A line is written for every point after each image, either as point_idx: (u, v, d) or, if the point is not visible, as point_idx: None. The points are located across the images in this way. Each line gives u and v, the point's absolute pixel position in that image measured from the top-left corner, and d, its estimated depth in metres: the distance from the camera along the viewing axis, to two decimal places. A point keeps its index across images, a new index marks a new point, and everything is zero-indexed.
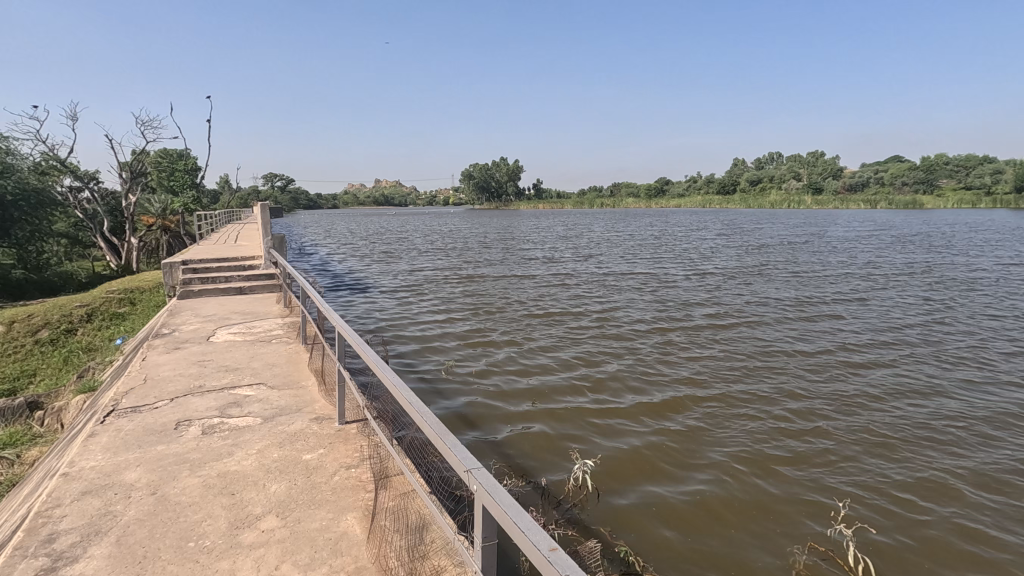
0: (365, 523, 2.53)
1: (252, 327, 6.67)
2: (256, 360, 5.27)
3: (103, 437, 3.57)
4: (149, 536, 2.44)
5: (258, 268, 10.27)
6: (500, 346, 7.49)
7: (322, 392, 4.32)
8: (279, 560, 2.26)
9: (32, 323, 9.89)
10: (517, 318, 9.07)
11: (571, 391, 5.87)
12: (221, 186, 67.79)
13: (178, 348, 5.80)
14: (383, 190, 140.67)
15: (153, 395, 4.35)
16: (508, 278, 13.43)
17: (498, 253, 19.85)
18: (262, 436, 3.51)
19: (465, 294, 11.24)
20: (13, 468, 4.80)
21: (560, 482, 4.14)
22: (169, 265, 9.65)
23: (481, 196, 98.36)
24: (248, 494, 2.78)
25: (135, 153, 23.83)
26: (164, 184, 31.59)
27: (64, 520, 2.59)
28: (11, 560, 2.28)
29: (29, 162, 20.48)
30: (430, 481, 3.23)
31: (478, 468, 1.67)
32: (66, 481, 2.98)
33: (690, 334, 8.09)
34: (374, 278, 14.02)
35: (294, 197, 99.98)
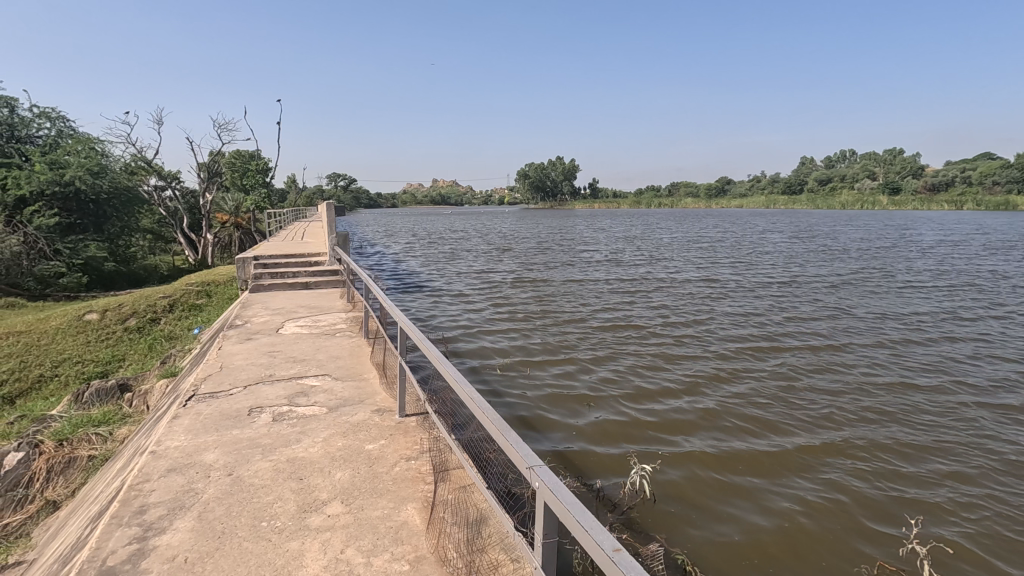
0: (424, 514, 2.59)
1: (317, 321, 6.98)
2: (321, 352, 5.51)
3: (185, 419, 3.84)
4: (227, 514, 2.60)
5: (323, 264, 10.72)
6: (555, 354, 7.54)
7: (383, 385, 4.45)
8: (344, 544, 2.36)
9: (122, 311, 10.72)
10: (573, 326, 9.07)
11: (625, 402, 5.86)
12: (290, 184, 71.41)
13: (251, 339, 6.15)
14: (441, 189, 143.54)
15: (228, 382, 4.63)
16: (564, 282, 13.45)
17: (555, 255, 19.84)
18: (327, 425, 3.66)
19: (521, 299, 11.33)
20: (107, 444, 5.22)
21: (615, 489, 4.14)
22: (242, 260, 10.23)
23: (537, 196, 98.48)
24: (315, 480, 2.92)
25: (213, 153, 25.40)
26: (238, 183, 33.46)
27: (153, 494, 2.81)
28: (109, 529, 2.50)
29: (121, 162, 22.22)
30: (489, 476, 3.27)
31: (540, 466, 1.68)
32: (153, 458, 3.23)
33: (752, 348, 7.85)
34: (433, 280, 14.37)
35: (356, 197, 103.81)
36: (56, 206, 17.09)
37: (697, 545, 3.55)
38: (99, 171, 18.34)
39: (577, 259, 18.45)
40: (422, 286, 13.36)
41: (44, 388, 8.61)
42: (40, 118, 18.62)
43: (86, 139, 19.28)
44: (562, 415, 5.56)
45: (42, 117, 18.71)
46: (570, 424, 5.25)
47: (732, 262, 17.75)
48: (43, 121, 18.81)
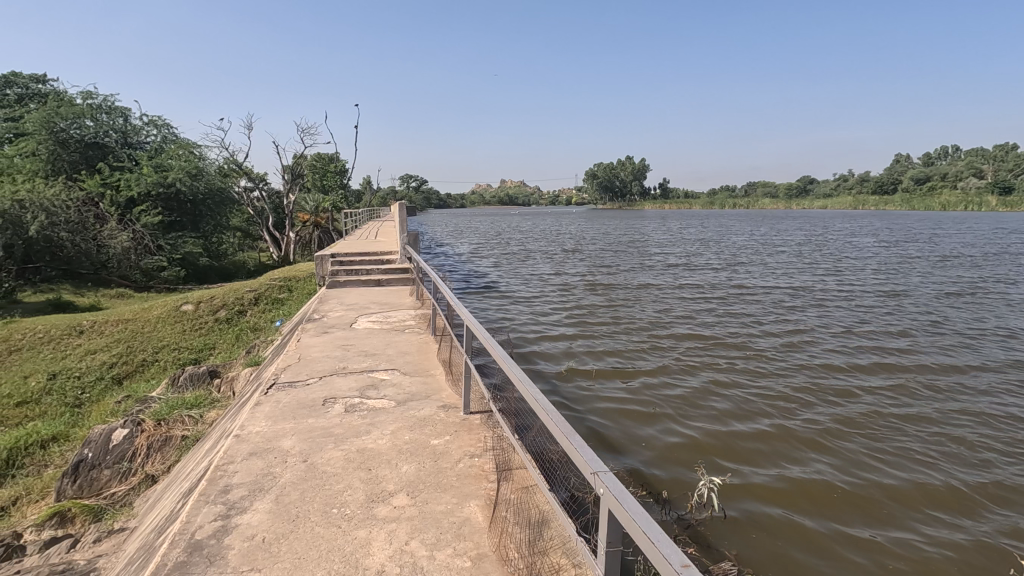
0: (487, 512, 2.61)
1: (388, 317, 7.22)
2: (391, 347, 5.70)
3: (266, 406, 4.08)
4: (300, 499, 2.74)
5: (395, 263, 11.10)
6: (622, 359, 7.41)
7: (448, 381, 4.54)
8: (408, 536, 2.42)
9: (213, 303, 11.57)
10: (640, 332, 8.88)
11: (694, 411, 5.65)
12: (366, 186, 74.60)
13: (327, 332, 6.46)
14: (509, 190, 145.02)
15: (305, 372, 4.89)
16: (632, 286, 13.19)
17: (623, 258, 19.51)
18: (395, 418, 3.78)
19: (587, 303, 11.22)
20: (198, 425, 5.66)
21: (682, 498, 4.04)
22: (321, 257, 10.77)
23: (605, 196, 97.34)
24: (382, 471, 3.01)
25: (296, 156, 26.97)
26: (318, 184, 35.30)
27: (236, 475, 3.00)
28: (199, 504, 2.70)
29: (216, 165, 24.02)
30: (552, 479, 3.23)
31: (605, 472, 1.64)
32: (237, 441, 3.46)
33: (834, 361, 7.39)
34: (500, 281, 14.51)
35: (427, 198, 106.80)
36: (160, 206, 18.74)
37: (769, 563, 3.39)
38: (196, 173, 19.90)
39: (646, 263, 18.05)
40: (489, 287, 13.57)
41: (146, 371, 9.48)
42: (148, 126, 20.49)
43: (186, 144, 21.01)
44: (627, 419, 5.50)
45: (150, 125, 20.57)
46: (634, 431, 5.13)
47: (814, 268, 16.72)
48: (151, 129, 20.66)
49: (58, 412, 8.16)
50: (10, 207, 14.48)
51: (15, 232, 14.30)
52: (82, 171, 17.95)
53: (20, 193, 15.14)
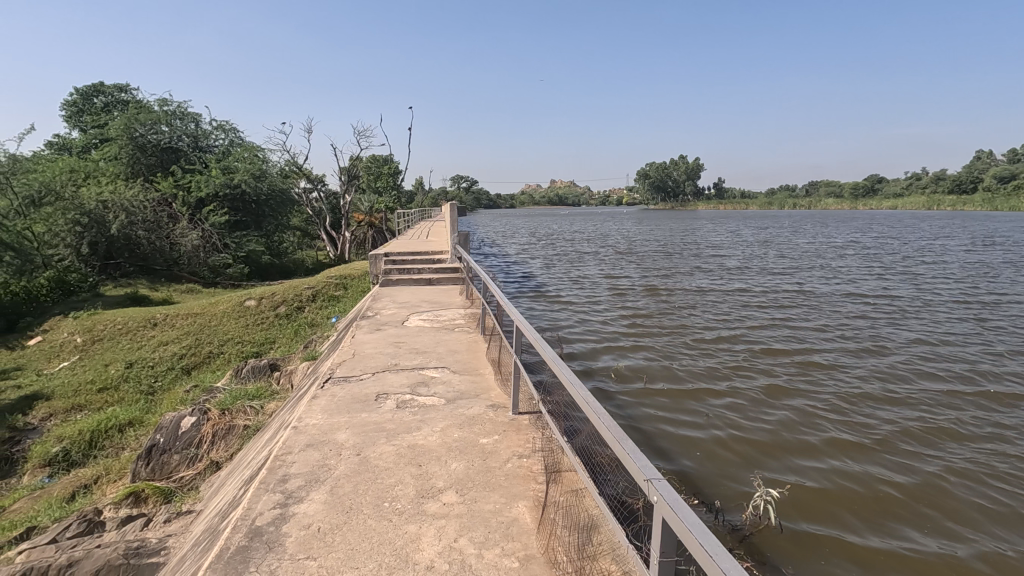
0: (535, 513, 2.60)
1: (438, 316, 7.33)
2: (441, 345, 5.78)
3: (322, 399, 4.23)
4: (354, 491, 2.81)
5: (445, 262, 11.26)
6: (673, 363, 7.24)
7: (497, 381, 4.55)
8: (457, 534, 2.44)
9: (274, 299, 12.09)
10: (693, 336, 8.63)
11: (749, 418, 5.47)
12: (418, 186, 76.17)
13: (379, 329, 6.63)
14: (559, 191, 144.55)
15: (359, 368, 5.03)
16: (684, 290, 12.87)
17: (675, 260, 19.07)
18: (445, 416, 3.83)
19: (638, 306, 11.00)
20: (258, 415, 5.93)
21: (737, 509, 3.91)
22: (374, 256, 11.06)
23: (657, 196, 95.45)
24: (432, 468, 3.06)
25: (352, 158, 27.81)
26: (372, 186, 36.25)
27: (293, 466, 3.12)
28: (259, 492, 2.83)
29: (278, 167, 25.10)
30: (600, 484, 3.19)
31: (659, 480, 1.60)
32: (295, 433, 3.60)
33: (903, 372, 6.96)
34: (549, 283, 14.48)
35: (478, 198, 107.92)
36: (227, 206, 19.76)
37: None
38: (260, 175, 20.79)
39: (701, 265, 17.54)
40: (538, 288, 13.57)
41: (212, 363, 10.02)
42: (217, 131, 21.62)
43: (251, 147, 22.04)
44: (679, 424, 5.37)
45: (219, 129, 21.69)
46: (686, 438, 5.02)
47: (885, 273, 15.75)
48: (219, 134, 21.80)
49: (135, 399, 8.76)
50: (94, 207, 15.82)
51: (97, 231, 15.69)
52: (158, 173, 19.20)
53: (103, 194, 16.40)
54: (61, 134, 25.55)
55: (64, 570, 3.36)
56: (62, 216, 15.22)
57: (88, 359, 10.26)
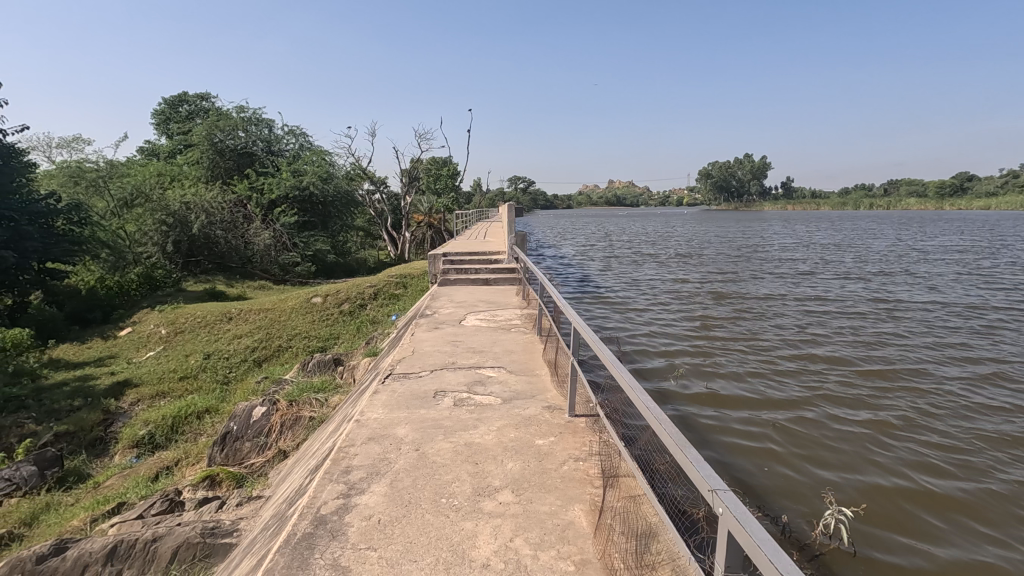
0: (592, 517, 2.57)
1: (495, 316, 7.39)
2: (498, 345, 5.82)
3: (382, 395, 4.35)
4: (412, 485, 2.88)
5: (502, 262, 11.34)
6: (735, 371, 6.99)
7: (554, 382, 4.54)
8: (513, 533, 2.45)
9: (339, 297, 12.58)
10: (758, 344, 8.30)
11: (821, 432, 5.22)
12: (475, 187, 77.25)
13: (438, 327, 6.76)
14: (617, 191, 142.58)
15: (418, 365, 5.15)
16: (748, 295, 12.38)
17: (739, 264, 18.38)
18: (501, 415, 3.85)
19: (698, 312, 10.69)
20: (323, 407, 6.19)
21: (805, 526, 3.73)
22: (433, 256, 11.29)
23: (720, 197, 92.37)
24: (489, 466, 3.08)
25: (414, 160, 28.50)
26: (432, 187, 37.05)
27: (356, 458, 3.23)
28: (324, 482, 2.95)
29: (344, 170, 26.10)
30: (659, 491, 3.10)
31: (724, 490, 1.54)
32: (357, 426, 3.73)
33: (993, 392, 6.41)
34: (606, 286, 14.31)
35: (535, 198, 108.20)
36: (296, 207, 20.77)
37: None
38: (327, 177, 21.70)
39: (766, 270, 16.82)
40: (594, 291, 13.44)
41: (281, 356, 10.54)
42: (289, 136, 22.74)
43: (319, 151, 23.02)
44: (743, 434, 5.19)
45: (290, 134, 22.79)
46: (751, 450, 4.85)
47: (974, 281, 14.55)
48: (291, 138, 22.91)
49: (211, 388, 9.34)
50: (178, 208, 17.03)
51: (180, 231, 16.87)
52: (234, 177, 20.44)
53: (187, 196, 17.60)
54: (151, 139, 27.63)
55: (149, 543, 3.63)
56: (150, 216, 16.54)
57: (171, 349, 11.06)
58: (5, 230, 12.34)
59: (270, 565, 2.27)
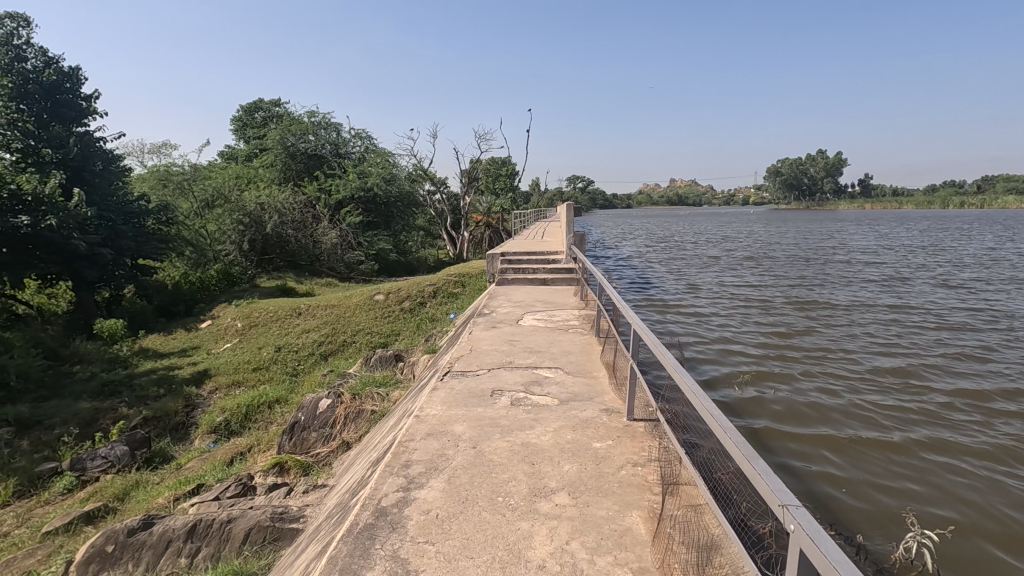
0: (651, 525, 2.51)
1: (553, 316, 7.37)
2: (555, 345, 5.81)
3: (441, 391, 4.44)
4: (470, 482, 2.92)
5: (560, 262, 11.29)
6: (804, 381, 6.65)
7: (612, 385, 4.47)
8: (569, 536, 2.43)
9: (400, 294, 12.94)
10: (829, 354, 7.87)
11: (907, 450, 4.90)
12: (534, 186, 77.32)
13: (495, 326, 6.83)
14: (679, 191, 138.70)
15: (476, 363, 5.21)
16: (819, 302, 11.76)
17: (810, 267, 17.46)
18: (558, 417, 3.83)
19: (764, 318, 10.26)
20: (384, 401, 6.37)
21: (883, 548, 3.52)
22: (492, 255, 11.40)
23: (790, 195, 88.01)
24: (545, 467, 3.08)
25: (473, 161, 28.87)
26: (491, 187, 37.42)
27: (415, 452, 3.31)
28: (385, 475, 3.04)
29: (406, 171, 26.80)
30: (723, 503, 2.98)
31: (796, 506, 1.46)
32: (417, 421, 3.82)
33: None
34: (666, 289, 13.98)
35: (593, 198, 107.10)
36: (361, 207, 21.55)
37: None
38: (390, 178, 22.35)
39: (840, 275, 15.90)
40: (654, 295, 13.17)
41: (346, 351, 10.96)
42: (355, 139, 23.63)
43: (383, 153, 23.75)
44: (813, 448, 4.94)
45: (356, 137, 23.66)
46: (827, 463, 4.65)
47: None
48: (357, 141, 23.77)
49: (282, 379, 9.85)
50: (254, 209, 18.05)
51: (256, 230, 17.88)
52: (305, 178, 21.45)
53: (262, 198, 18.63)
54: (231, 144, 29.46)
55: (225, 524, 3.87)
56: (229, 216, 17.62)
57: (246, 341, 11.74)
58: (104, 229, 13.53)
59: (335, 552, 2.36)
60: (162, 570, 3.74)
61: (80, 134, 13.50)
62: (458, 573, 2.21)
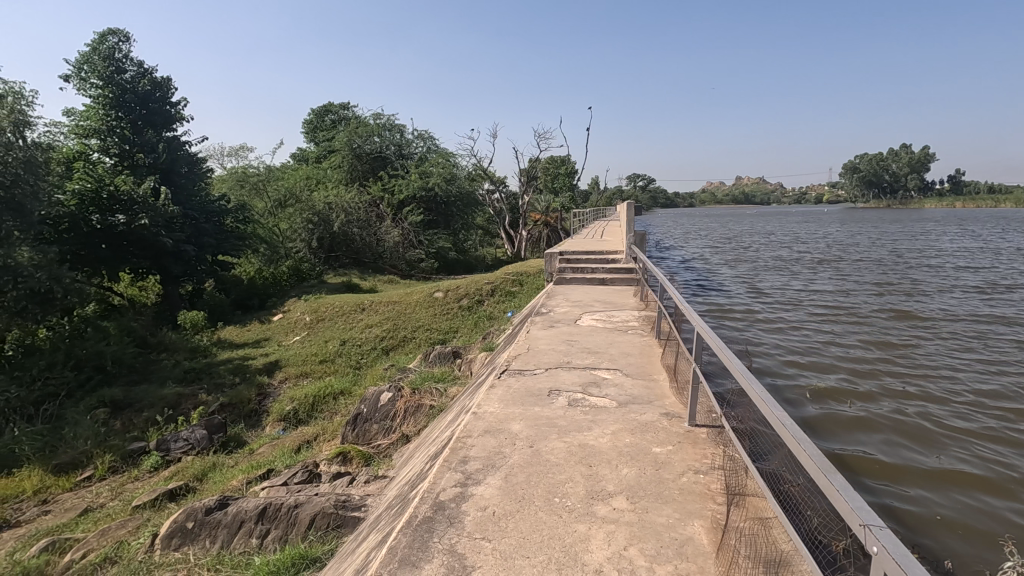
0: (714, 536, 2.41)
1: (611, 317, 7.27)
2: (614, 347, 5.72)
3: (499, 389, 4.46)
4: (526, 482, 2.92)
5: (619, 261, 11.10)
6: (881, 397, 6.24)
7: (673, 388, 4.34)
8: (627, 542, 2.38)
9: (459, 292, 13.15)
10: (912, 368, 7.34)
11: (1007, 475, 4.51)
12: (592, 185, 76.48)
13: (553, 326, 6.80)
14: (746, 189, 133.32)
15: (533, 362, 5.21)
16: (901, 311, 10.97)
17: (891, 272, 16.32)
18: (616, 419, 3.77)
19: (839, 328, 9.70)
20: (442, 397, 6.50)
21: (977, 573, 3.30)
22: (550, 255, 11.37)
23: (868, 193, 82.59)
24: (603, 470, 3.03)
25: (532, 160, 28.88)
26: (549, 186, 37.37)
27: (473, 449, 3.34)
28: (443, 469, 3.09)
29: (466, 171, 27.20)
30: (796, 520, 2.82)
31: (879, 527, 1.36)
32: (474, 418, 3.87)
33: None
34: (730, 293, 13.47)
35: (654, 197, 104.86)
36: (422, 207, 22.07)
37: None
38: (451, 178, 22.75)
39: (925, 281, 14.78)
40: (717, 299, 12.75)
41: (406, 346, 11.25)
42: (418, 140, 24.20)
43: (445, 153, 24.20)
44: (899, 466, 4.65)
45: (418, 138, 24.24)
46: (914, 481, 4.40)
47: None
48: (419, 142, 24.34)
49: (346, 371, 10.24)
50: (323, 208, 18.89)
51: (324, 228, 18.71)
52: (369, 179, 22.23)
53: (330, 198, 19.49)
54: (302, 146, 30.94)
55: (292, 509, 4.06)
56: (299, 216, 18.52)
57: (314, 334, 12.29)
58: (189, 227, 14.53)
59: (394, 543, 2.42)
60: (236, 548, 3.97)
61: (169, 139, 14.51)
62: (515, 572, 2.21)
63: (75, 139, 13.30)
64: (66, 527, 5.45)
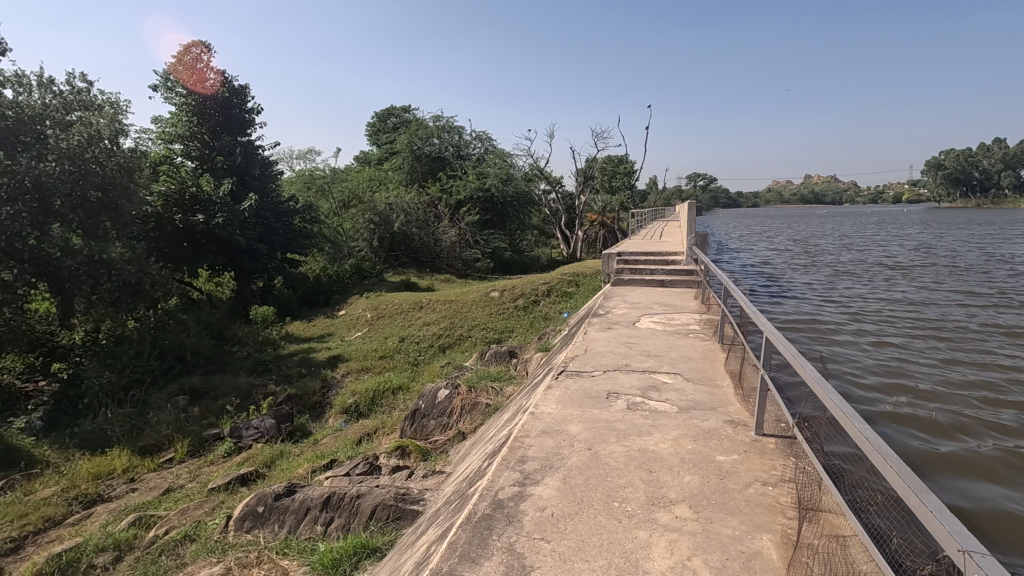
0: (784, 551, 2.30)
1: (671, 319, 7.10)
2: (674, 350, 5.57)
3: (556, 390, 4.44)
4: (584, 484, 2.89)
5: (679, 262, 10.82)
6: (968, 422, 5.78)
7: (738, 395, 4.18)
8: (691, 552, 2.31)
9: (515, 292, 13.19)
10: (1006, 391, 6.78)
11: None
12: (651, 184, 74.86)
13: (611, 327, 6.70)
14: (816, 189, 126.74)
15: (591, 364, 5.16)
16: (991, 326, 10.09)
17: (981, 281, 15.02)
18: (677, 425, 3.67)
19: (920, 342, 9.07)
20: (498, 396, 6.54)
21: None
22: (607, 255, 11.23)
23: (955, 192, 76.44)
24: (664, 477, 2.95)
25: (589, 160, 28.57)
26: (606, 186, 36.90)
27: (531, 449, 3.35)
28: (501, 467, 3.11)
29: (523, 172, 27.28)
30: (885, 543, 2.63)
31: (980, 554, 1.26)
32: (532, 418, 3.86)
33: None
34: (798, 301, 12.83)
35: (716, 196, 101.37)
36: (479, 207, 22.29)
37: None
38: (507, 178, 22.85)
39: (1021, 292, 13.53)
40: (783, 306, 12.19)
41: (462, 344, 11.40)
42: (476, 141, 24.50)
43: (502, 154, 24.39)
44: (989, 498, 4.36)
45: (477, 139, 24.54)
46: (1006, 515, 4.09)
47: None
48: (477, 143, 24.62)
49: (404, 367, 10.50)
50: (383, 208, 19.47)
51: (384, 228, 19.27)
52: (429, 180, 22.71)
53: (391, 198, 20.05)
54: (366, 149, 32.06)
55: (354, 499, 4.20)
56: (362, 216, 19.18)
57: (374, 331, 12.68)
58: (261, 226, 15.35)
59: (454, 538, 2.46)
60: (302, 534, 4.14)
61: (245, 143, 15.37)
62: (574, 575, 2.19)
63: (161, 144, 14.29)
64: (150, 504, 5.89)
